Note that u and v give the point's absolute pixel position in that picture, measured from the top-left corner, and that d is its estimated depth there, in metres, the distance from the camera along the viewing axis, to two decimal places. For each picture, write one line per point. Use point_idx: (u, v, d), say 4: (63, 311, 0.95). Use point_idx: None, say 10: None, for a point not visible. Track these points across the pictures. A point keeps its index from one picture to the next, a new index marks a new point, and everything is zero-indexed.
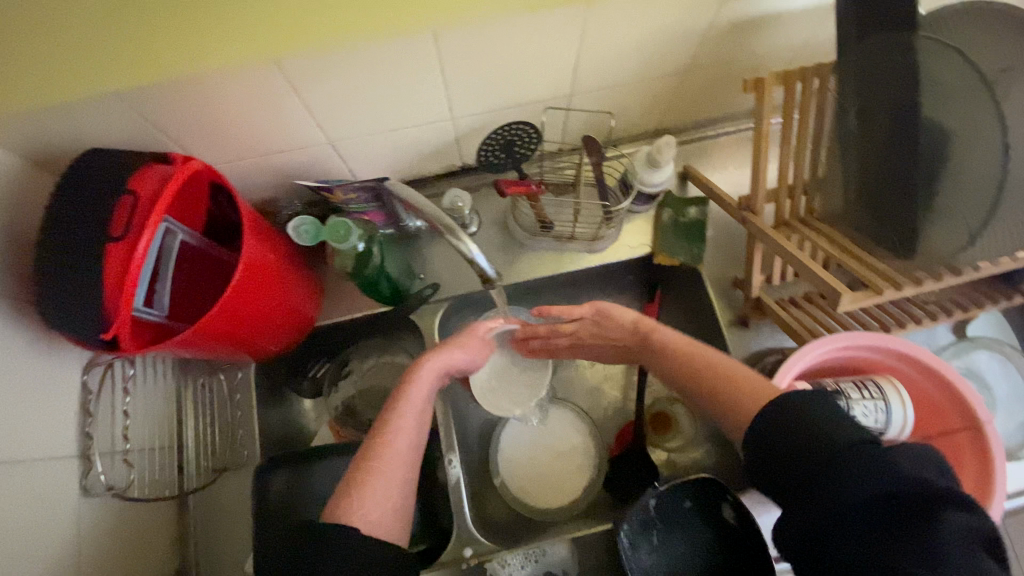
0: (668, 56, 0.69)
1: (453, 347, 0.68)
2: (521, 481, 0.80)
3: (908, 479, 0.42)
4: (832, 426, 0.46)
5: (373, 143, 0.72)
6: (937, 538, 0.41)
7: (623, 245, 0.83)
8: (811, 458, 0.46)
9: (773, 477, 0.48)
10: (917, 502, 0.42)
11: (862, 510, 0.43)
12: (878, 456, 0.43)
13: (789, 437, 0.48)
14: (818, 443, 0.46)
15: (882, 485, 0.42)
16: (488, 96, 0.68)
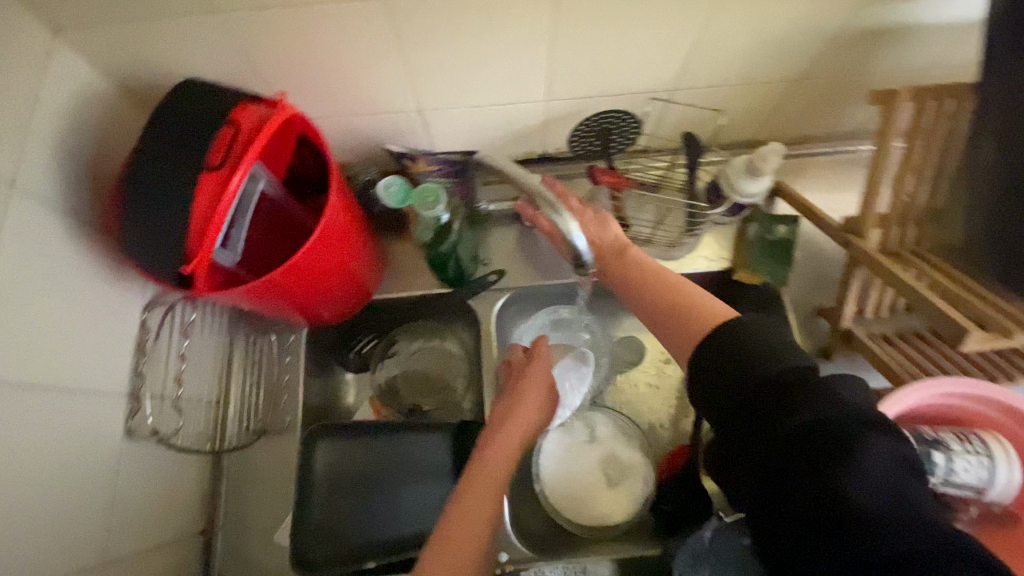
0: (787, 60, 0.65)
1: (531, 399, 0.61)
2: (564, 491, 0.75)
3: (842, 407, 0.37)
4: (760, 362, 0.41)
5: (463, 117, 0.69)
6: (861, 467, 0.35)
7: (704, 257, 0.78)
8: (745, 383, 0.41)
9: (711, 401, 0.44)
10: (850, 430, 0.36)
11: (787, 436, 0.37)
12: (812, 386, 0.39)
13: (726, 381, 0.42)
14: (757, 374, 0.41)
15: (812, 413, 0.37)
16: (592, 82, 0.65)
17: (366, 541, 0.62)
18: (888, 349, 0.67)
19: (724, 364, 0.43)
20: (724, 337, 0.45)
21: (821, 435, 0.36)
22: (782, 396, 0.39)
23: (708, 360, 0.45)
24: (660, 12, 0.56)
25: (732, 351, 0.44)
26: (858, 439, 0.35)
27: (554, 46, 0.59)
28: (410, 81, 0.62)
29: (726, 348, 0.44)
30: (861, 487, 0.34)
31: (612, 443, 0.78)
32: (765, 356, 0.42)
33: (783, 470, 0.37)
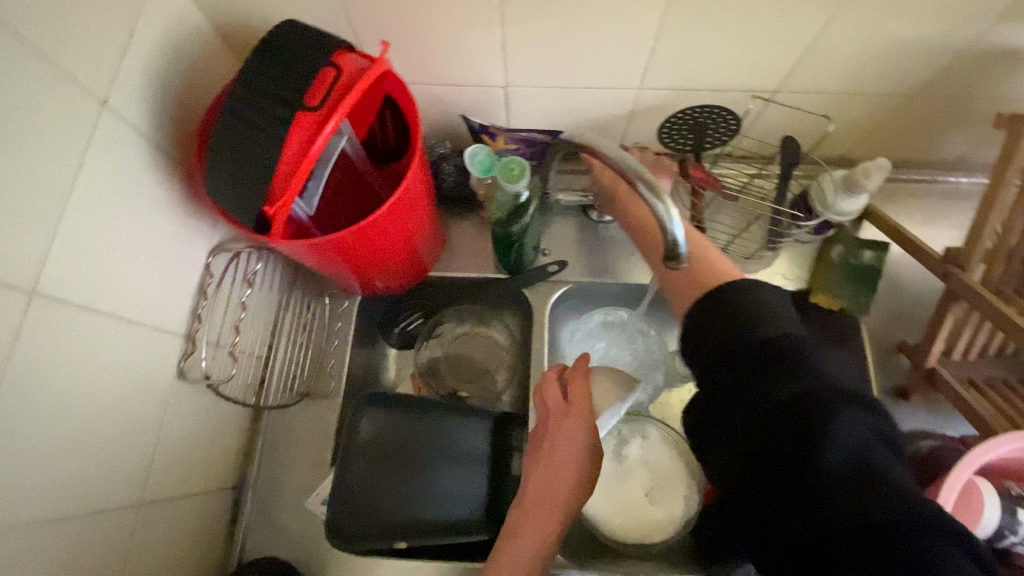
0: (904, 73, 0.60)
1: (566, 464, 0.57)
2: (604, 499, 0.71)
3: (824, 380, 0.35)
4: (750, 327, 0.40)
5: (547, 98, 0.67)
6: (837, 440, 0.33)
7: (779, 274, 0.74)
8: (733, 352, 0.40)
9: (699, 368, 0.43)
10: (828, 402, 0.34)
11: (764, 408, 0.36)
12: (796, 356, 0.37)
13: (717, 343, 0.41)
14: (746, 340, 0.39)
15: (793, 385, 0.35)
16: (693, 74, 0.62)
17: (396, 520, 0.59)
18: (978, 395, 0.62)
19: (716, 332, 0.42)
20: (717, 300, 0.43)
21: (799, 408, 0.34)
22: (767, 367, 0.37)
23: (704, 328, 0.43)
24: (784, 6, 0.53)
25: (720, 316, 0.42)
26: (836, 412, 0.33)
27: (663, 31, 0.56)
28: (505, 53, 0.60)
29: (720, 308, 0.42)
30: (834, 461, 0.32)
31: (660, 458, 0.74)
32: (754, 323, 0.40)
33: (759, 442, 0.35)
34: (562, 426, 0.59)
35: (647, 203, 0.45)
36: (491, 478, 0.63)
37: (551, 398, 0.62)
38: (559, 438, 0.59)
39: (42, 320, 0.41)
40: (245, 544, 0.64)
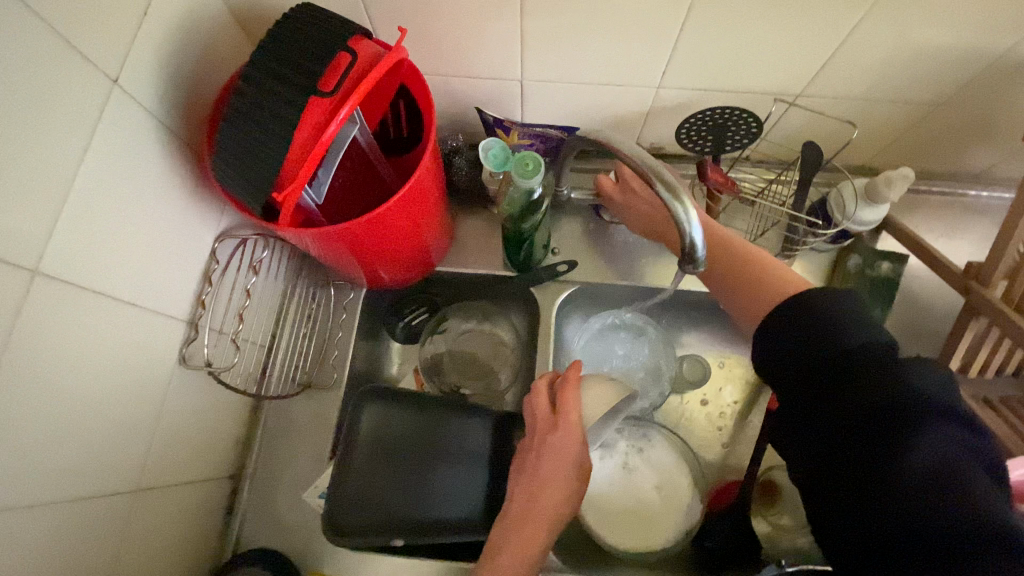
0: (932, 82, 0.59)
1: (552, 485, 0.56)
2: (603, 504, 0.70)
3: (915, 391, 0.36)
4: (839, 333, 0.41)
5: (564, 94, 0.66)
6: (920, 451, 0.35)
7: None
8: (816, 355, 0.41)
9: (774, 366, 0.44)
10: (914, 413, 0.35)
11: (847, 414, 0.38)
12: (887, 366, 0.38)
13: (798, 346, 0.43)
14: (831, 346, 0.41)
15: (880, 393, 0.37)
16: (714, 74, 0.60)
17: (410, 515, 0.59)
18: (992, 413, 0.61)
19: (798, 335, 0.43)
20: (801, 304, 0.44)
21: (884, 419, 0.36)
22: (853, 373, 0.39)
23: (783, 329, 0.44)
24: (814, 8, 0.51)
25: (803, 320, 0.43)
26: (923, 424, 0.35)
27: (685, 30, 0.55)
28: (523, 47, 0.59)
29: (805, 312, 0.43)
30: (913, 470, 0.34)
31: (662, 464, 0.73)
32: (844, 330, 0.41)
33: (839, 443, 0.38)
34: (551, 437, 0.58)
35: (666, 204, 0.43)
36: (490, 477, 0.63)
37: (541, 409, 0.60)
38: (546, 449, 0.57)
39: (43, 300, 0.41)
40: (240, 534, 0.63)
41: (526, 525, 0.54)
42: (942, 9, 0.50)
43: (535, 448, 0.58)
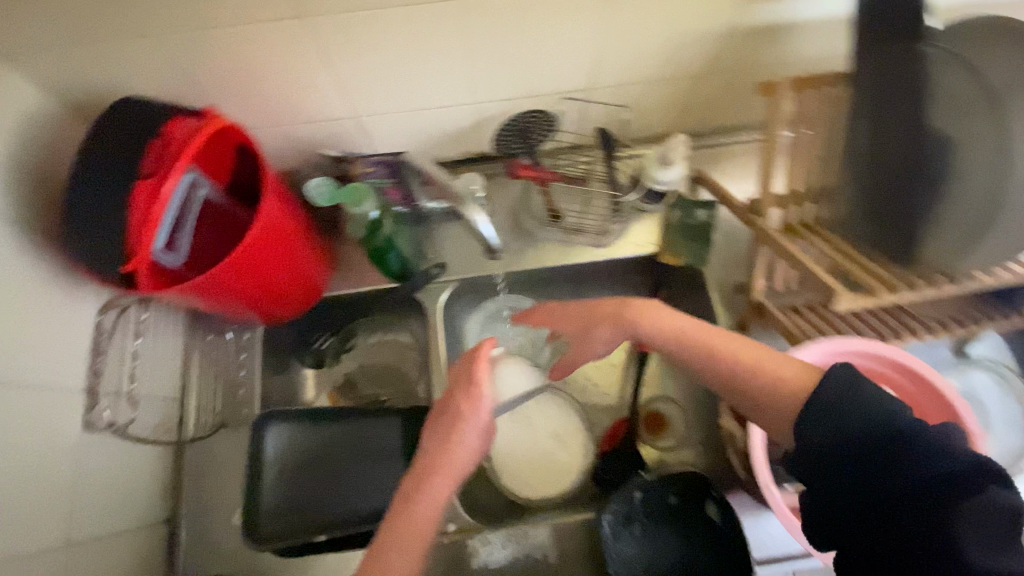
0: (686, 58, 0.70)
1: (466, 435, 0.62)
2: (511, 465, 0.80)
3: (948, 464, 0.42)
4: (870, 420, 0.45)
5: (396, 121, 0.74)
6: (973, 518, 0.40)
7: (633, 243, 0.86)
8: (843, 441, 0.46)
9: (803, 463, 0.48)
10: (965, 479, 0.41)
11: (904, 491, 0.43)
12: (925, 443, 0.43)
13: (836, 441, 0.46)
14: (866, 433, 0.45)
15: (921, 473, 0.42)
16: (511, 80, 0.70)
17: (330, 515, 0.67)
18: (797, 317, 0.74)
19: (825, 423, 0.47)
20: (822, 394, 0.48)
21: (949, 494, 0.41)
22: (890, 460, 0.44)
23: (804, 423, 0.48)
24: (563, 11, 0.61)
25: (834, 409, 0.47)
26: (984, 488, 0.40)
27: (466, 49, 0.64)
28: (339, 89, 0.67)
29: (829, 402, 0.47)
30: (976, 536, 0.40)
31: (558, 422, 0.83)
32: (871, 414, 0.45)
33: (905, 530, 0.43)
34: (459, 406, 0.63)
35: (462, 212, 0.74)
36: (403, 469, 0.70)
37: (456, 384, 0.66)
38: (455, 418, 0.63)
39: None
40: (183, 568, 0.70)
41: (428, 501, 0.57)
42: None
43: (445, 419, 0.63)
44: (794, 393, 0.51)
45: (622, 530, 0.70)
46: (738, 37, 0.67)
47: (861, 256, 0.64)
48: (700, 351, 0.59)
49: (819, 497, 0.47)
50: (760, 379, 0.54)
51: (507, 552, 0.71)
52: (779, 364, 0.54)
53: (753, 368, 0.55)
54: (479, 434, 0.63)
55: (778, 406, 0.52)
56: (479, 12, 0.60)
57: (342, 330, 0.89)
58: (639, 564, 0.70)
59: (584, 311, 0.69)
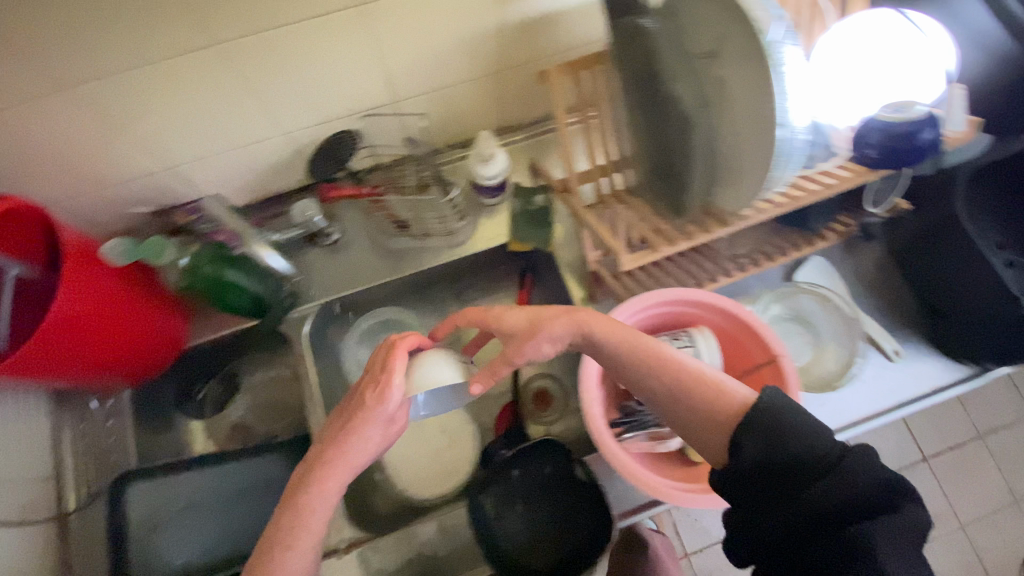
0: (473, 59, 0.73)
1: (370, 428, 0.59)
2: (402, 470, 0.84)
3: (864, 483, 0.46)
4: (794, 441, 0.49)
5: (216, 167, 0.76)
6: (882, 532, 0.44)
7: (482, 238, 0.90)
8: (767, 463, 0.50)
9: (737, 480, 0.51)
10: (885, 496, 0.46)
11: (823, 509, 0.46)
12: (844, 465, 0.47)
13: (762, 460, 0.50)
14: (790, 454, 0.49)
15: (839, 491, 0.46)
16: (308, 108, 0.72)
17: (208, 554, 0.71)
18: (629, 279, 0.79)
19: (765, 439, 0.50)
20: (761, 405, 0.53)
21: (870, 511, 0.45)
22: (814, 479, 0.47)
23: (741, 437, 0.51)
24: (323, 34, 0.63)
25: (764, 432, 0.51)
26: (902, 506, 0.45)
27: (252, 89, 0.67)
28: (141, 147, 0.69)
29: (758, 423, 0.51)
30: (891, 554, 0.43)
31: (441, 420, 0.87)
32: (793, 437, 0.50)
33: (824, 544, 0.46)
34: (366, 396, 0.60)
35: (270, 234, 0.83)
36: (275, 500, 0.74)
37: (368, 377, 0.63)
38: (360, 410, 0.59)
39: None
40: None
41: (318, 506, 0.55)
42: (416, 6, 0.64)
43: (350, 412, 0.60)
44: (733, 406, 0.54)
45: (505, 508, 0.74)
46: (510, 33, 0.71)
47: (655, 215, 0.69)
48: (645, 360, 0.60)
49: (752, 514, 0.50)
50: (705, 392, 0.56)
51: (398, 555, 0.74)
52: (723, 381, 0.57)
53: (689, 379, 0.58)
54: (382, 425, 0.59)
55: (724, 418, 0.54)
56: (238, 50, 0.61)
57: (226, 374, 0.91)
58: (524, 539, 0.72)
59: (528, 320, 0.66)
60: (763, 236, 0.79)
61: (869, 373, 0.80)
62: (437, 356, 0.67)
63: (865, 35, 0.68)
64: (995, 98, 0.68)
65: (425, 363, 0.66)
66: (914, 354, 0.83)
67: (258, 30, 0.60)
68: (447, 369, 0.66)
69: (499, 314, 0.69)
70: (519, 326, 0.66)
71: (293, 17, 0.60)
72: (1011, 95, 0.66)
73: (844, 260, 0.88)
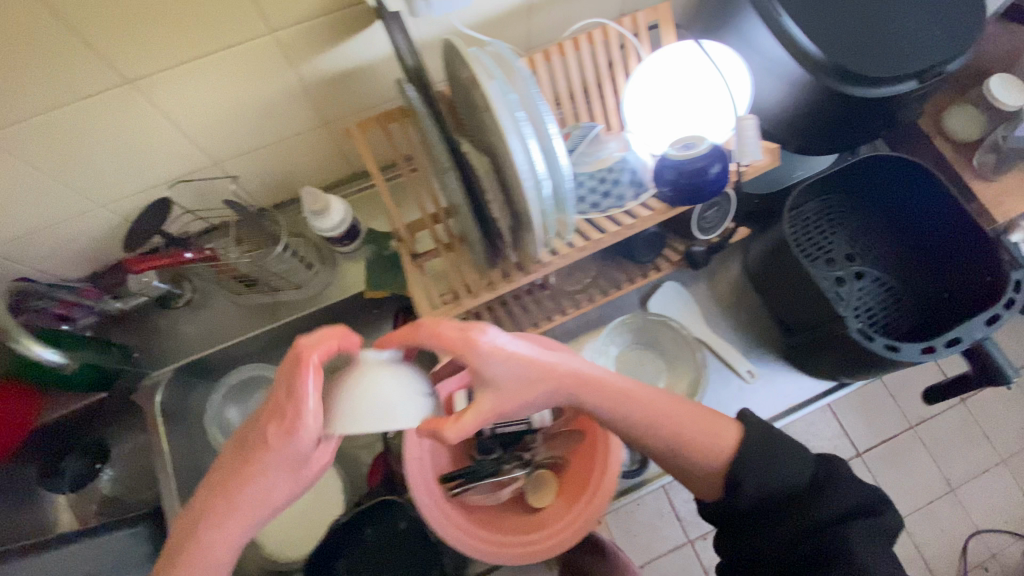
0: (286, 116, 0.71)
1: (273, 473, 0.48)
2: (267, 533, 0.82)
3: (847, 494, 0.52)
4: (786, 464, 0.53)
5: (35, 245, 0.74)
6: (865, 537, 0.49)
7: (338, 287, 0.87)
8: (769, 485, 0.53)
9: (733, 509, 0.55)
10: (867, 505, 0.51)
11: (812, 521, 0.51)
12: (829, 480, 0.53)
13: (761, 482, 0.53)
14: (783, 475, 0.53)
15: (827, 503, 0.51)
16: (115, 182, 0.69)
17: None
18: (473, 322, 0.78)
19: (761, 472, 0.53)
20: (751, 439, 0.56)
21: (852, 520, 0.50)
22: (806, 496, 0.52)
23: (741, 467, 0.54)
24: (98, 114, 0.61)
25: (759, 455, 0.54)
26: (879, 511, 0.51)
27: (43, 172, 0.64)
28: None
29: (751, 447, 0.55)
30: (871, 553, 0.48)
31: None
32: (785, 460, 0.54)
33: (815, 552, 0.50)
34: (271, 442, 0.46)
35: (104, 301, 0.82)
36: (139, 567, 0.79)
37: (274, 412, 0.46)
38: (264, 457, 0.47)
39: None
40: None
41: (206, 560, 0.49)
42: (190, 75, 0.61)
43: (259, 461, 0.47)
44: (728, 453, 0.55)
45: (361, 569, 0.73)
46: (317, 88, 0.69)
47: (473, 264, 0.68)
48: (638, 418, 0.56)
49: (751, 535, 0.54)
50: (703, 445, 0.56)
51: None
52: (710, 427, 0.56)
53: (687, 435, 0.56)
54: (289, 476, 0.48)
55: (710, 469, 0.56)
56: (8, 139, 0.59)
57: (97, 448, 0.88)
58: None
59: (523, 369, 0.51)
60: (607, 268, 0.79)
61: (717, 392, 0.81)
62: (390, 387, 0.45)
63: (671, 69, 0.68)
64: (800, 121, 0.67)
65: (371, 393, 0.44)
66: (774, 373, 0.82)
67: (17, 119, 0.58)
68: (400, 409, 0.44)
69: (482, 352, 0.49)
70: (505, 381, 0.51)
71: (53, 101, 0.58)
72: (815, 118, 0.66)
73: (704, 281, 0.87)
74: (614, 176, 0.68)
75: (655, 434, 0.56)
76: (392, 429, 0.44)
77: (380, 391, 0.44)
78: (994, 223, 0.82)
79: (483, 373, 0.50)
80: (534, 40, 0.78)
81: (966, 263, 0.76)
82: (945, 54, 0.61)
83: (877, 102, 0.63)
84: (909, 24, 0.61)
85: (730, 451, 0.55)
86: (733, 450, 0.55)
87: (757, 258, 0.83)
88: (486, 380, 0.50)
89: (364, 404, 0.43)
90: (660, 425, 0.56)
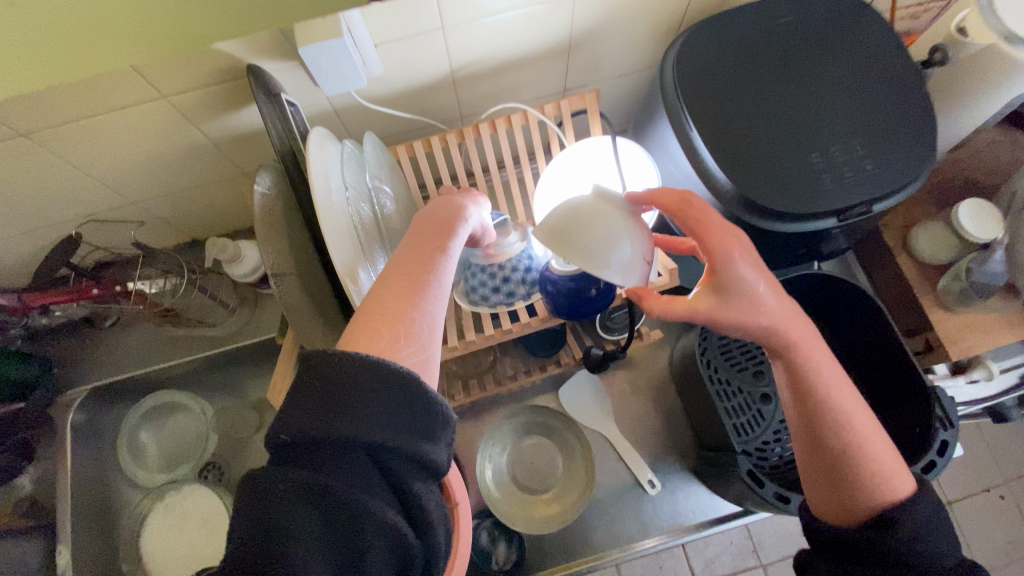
0: (204, 162, 0.71)
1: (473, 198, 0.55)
2: (162, 559, 0.85)
3: None
4: (936, 547, 0.44)
5: None
6: None
7: (259, 327, 0.89)
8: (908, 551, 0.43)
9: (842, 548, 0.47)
10: None
11: None
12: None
13: (887, 540, 0.44)
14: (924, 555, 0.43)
15: None
16: (31, 216, 0.70)
17: None
18: None
19: (911, 539, 0.44)
20: (924, 510, 0.46)
21: None
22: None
23: (894, 520, 0.45)
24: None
25: (915, 523, 0.45)
26: None
27: None
28: None
29: (906, 509, 0.45)
30: None
31: (209, 510, 0.87)
32: (938, 547, 0.44)
33: None
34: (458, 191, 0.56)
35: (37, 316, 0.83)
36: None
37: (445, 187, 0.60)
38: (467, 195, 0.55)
39: None
40: None
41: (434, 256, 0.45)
42: (91, 129, 0.61)
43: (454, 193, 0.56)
44: (899, 493, 0.46)
45: None
46: (230, 141, 0.69)
47: None
48: (838, 410, 0.48)
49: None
50: (876, 472, 0.47)
51: None
52: (894, 461, 0.48)
53: (868, 448, 0.47)
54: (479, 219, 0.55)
55: (866, 501, 0.46)
56: None
57: (20, 448, 0.82)
58: None
59: (766, 295, 0.45)
60: (508, 353, 0.76)
61: (605, 495, 0.76)
62: (604, 232, 0.45)
63: (583, 166, 0.65)
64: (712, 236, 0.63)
65: (595, 228, 0.45)
66: (678, 486, 0.77)
67: None
68: (618, 250, 0.45)
69: (732, 262, 0.43)
70: (756, 290, 0.44)
71: None
72: None
73: (621, 372, 0.83)
74: (507, 272, 0.64)
75: (839, 429, 0.48)
76: (611, 265, 0.44)
77: (609, 228, 0.45)
78: (948, 358, 0.74)
79: (730, 283, 0.43)
80: (466, 110, 0.76)
81: (903, 404, 0.68)
82: (876, 191, 0.54)
83: (797, 233, 0.56)
84: (833, 152, 0.55)
85: (897, 497, 0.46)
86: (903, 493, 0.46)
87: (679, 359, 0.78)
88: (723, 284, 0.44)
89: (586, 227, 0.45)
90: (839, 427, 0.48)
